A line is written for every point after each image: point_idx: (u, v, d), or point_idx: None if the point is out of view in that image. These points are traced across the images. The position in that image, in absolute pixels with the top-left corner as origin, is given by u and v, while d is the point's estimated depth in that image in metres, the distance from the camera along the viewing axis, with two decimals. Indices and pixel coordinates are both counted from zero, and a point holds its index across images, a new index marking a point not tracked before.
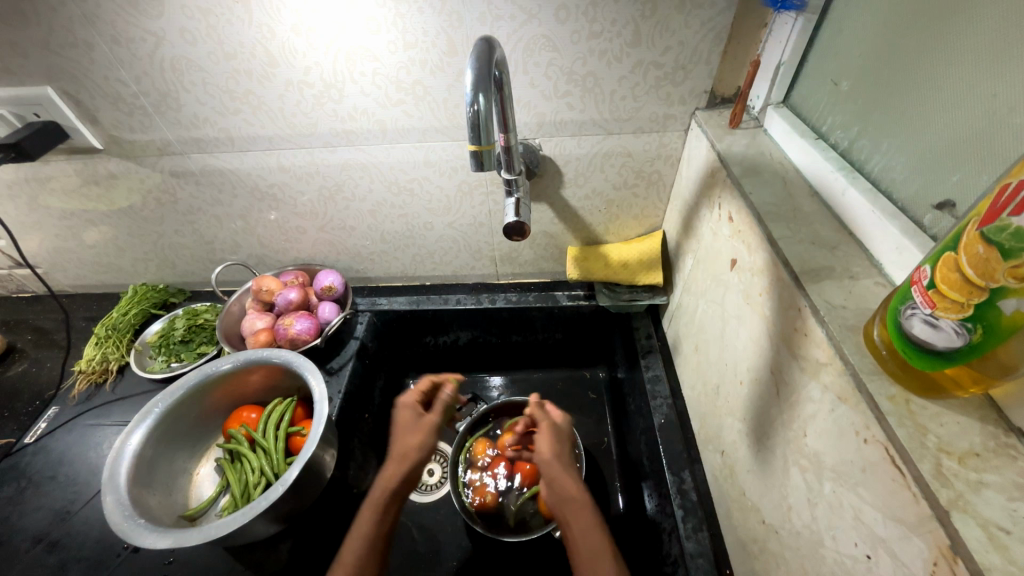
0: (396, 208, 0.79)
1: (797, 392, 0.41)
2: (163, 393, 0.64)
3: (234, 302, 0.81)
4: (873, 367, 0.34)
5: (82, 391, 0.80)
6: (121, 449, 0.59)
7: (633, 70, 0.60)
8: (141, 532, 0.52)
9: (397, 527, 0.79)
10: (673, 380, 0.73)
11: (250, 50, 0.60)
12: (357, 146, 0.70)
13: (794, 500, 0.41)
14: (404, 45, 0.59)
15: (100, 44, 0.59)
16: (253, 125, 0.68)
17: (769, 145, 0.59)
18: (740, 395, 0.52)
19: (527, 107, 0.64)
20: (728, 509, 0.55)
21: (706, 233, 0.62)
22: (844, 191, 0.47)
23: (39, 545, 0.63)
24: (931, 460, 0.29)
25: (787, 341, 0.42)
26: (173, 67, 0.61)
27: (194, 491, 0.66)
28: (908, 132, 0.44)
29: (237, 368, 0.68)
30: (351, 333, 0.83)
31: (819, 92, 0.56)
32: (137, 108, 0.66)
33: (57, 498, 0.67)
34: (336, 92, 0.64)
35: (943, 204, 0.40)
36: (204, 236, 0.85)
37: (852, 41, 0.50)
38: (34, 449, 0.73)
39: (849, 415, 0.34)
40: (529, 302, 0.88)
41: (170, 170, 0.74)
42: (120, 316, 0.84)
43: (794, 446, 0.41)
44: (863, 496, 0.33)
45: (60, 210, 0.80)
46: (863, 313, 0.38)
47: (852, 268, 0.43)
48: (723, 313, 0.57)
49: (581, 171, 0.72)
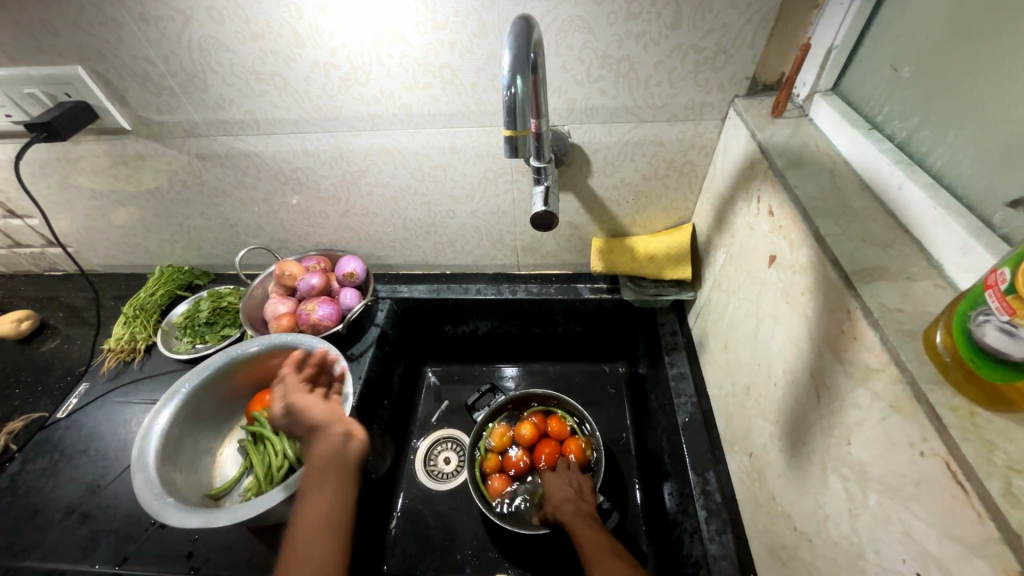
0: (419, 195, 0.78)
1: (841, 398, 0.39)
2: (189, 375, 0.65)
3: (257, 285, 0.81)
4: (934, 376, 0.32)
5: (110, 368, 0.82)
6: (149, 428, 0.60)
7: (671, 54, 0.57)
8: (170, 512, 0.53)
9: (414, 514, 0.79)
10: (698, 378, 0.71)
11: (277, 30, 0.58)
12: (382, 130, 0.68)
13: (831, 509, 0.40)
14: (433, 26, 0.57)
15: (129, 22, 0.59)
16: (278, 107, 0.67)
17: (815, 135, 0.55)
18: (774, 397, 0.50)
19: (557, 92, 0.62)
20: (755, 513, 0.53)
21: (741, 227, 0.59)
22: (900, 186, 0.44)
23: (71, 515, 0.65)
24: (1000, 478, 0.27)
25: (832, 343, 0.40)
26: (201, 47, 0.61)
27: (217, 471, 0.67)
28: (977, 122, 0.41)
29: (261, 352, 0.69)
30: (372, 320, 0.83)
31: (875, 79, 0.52)
32: (164, 88, 0.66)
33: (88, 472, 0.69)
34: (363, 75, 0.62)
35: (1017, 202, 0.37)
36: (228, 219, 0.85)
37: (917, 22, 0.47)
38: (66, 423, 0.75)
39: (904, 425, 0.32)
40: (550, 293, 0.86)
41: (197, 152, 0.74)
42: (147, 296, 0.86)
43: (834, 453, 0.40)
44: (915, 511, 0.31)
45: (89, 190, 0.81)
46: (921, 317, 0.36)
47: (909, 269, 0.40)
48: (757, 311, 0.54)
49: (610, 160, 0.70)
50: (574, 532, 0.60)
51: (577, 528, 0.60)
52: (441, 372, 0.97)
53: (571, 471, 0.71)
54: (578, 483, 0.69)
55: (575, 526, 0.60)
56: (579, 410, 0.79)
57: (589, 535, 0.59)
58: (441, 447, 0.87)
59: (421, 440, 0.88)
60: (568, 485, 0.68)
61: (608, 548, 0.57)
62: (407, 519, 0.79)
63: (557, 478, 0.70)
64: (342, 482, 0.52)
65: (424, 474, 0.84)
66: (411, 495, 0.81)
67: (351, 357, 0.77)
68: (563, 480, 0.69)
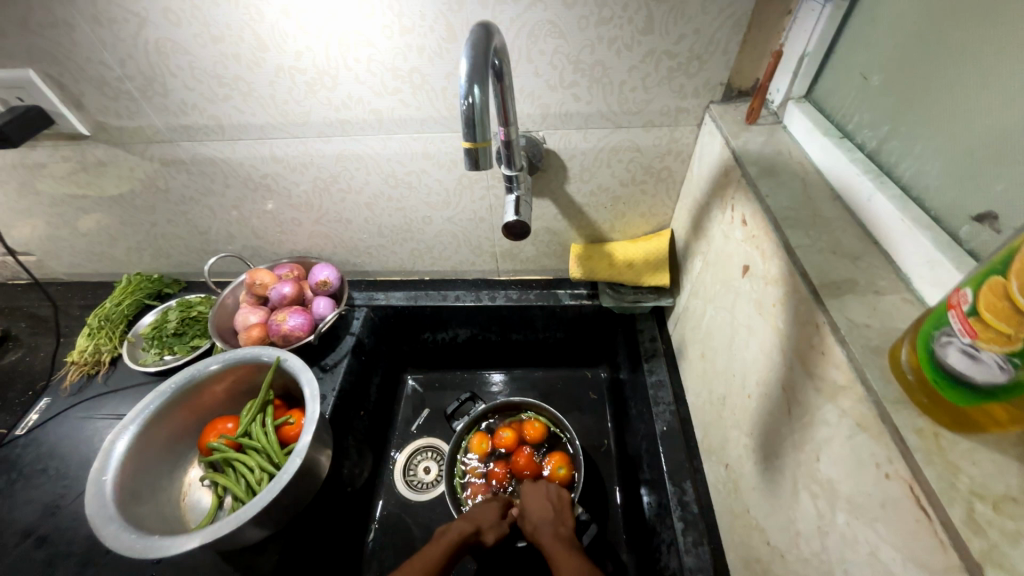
0: (394, 201, 0.76)
1: (811, 413, 0.38)
2: (116, 430, 0.59)
3: (228, 295, 0.79)
4: (899, 397, 0.31)
5: (73, 382, 0.78)
6: (97, 496, 0.54)
7: (644, 60, 0.56)
8: (161, 543, 0.51)
9: (392, 525, 0.77)
10: (677, 385, 0.70)
11: (238, 33, 0.56)
12: (353, 136, 0.66)
13: (803, 526, 0.39)
14: (400, 30, 0.56)
15: (81, 24, 0.56)
16: (243, 112, 0.64)
17: (788, 142, 0.55)
18: (748, 409, 0.49)
19: (531, 97, 0.61)
20: (731, 525, 0.52)
21: (717, 235, 0.59)
22: (870, 197, 0.44)
23: (27, 539, 0.62)
24: (962, 505, 0.27)
25: (802, 357, 0.40)
26: (159, 50, 0.58)
27: (189, 514, 0.64)
28: (944, 135, 0.41)
29: (195, 379, 0.65)
30: (347, 328, 0.81)
31: (846, 86, 0.52)
32: (123, 93, 0.63)
33: (47, 492, 0.66)
34: (329, 79, 0.60)
35: (983, 216, 0.37)
36: (197, 226, 0.82)
37: (886, 31, 0.46)
38: (25, 441, 0.72)
39: (870, 446, 0.32)
40: (530, 300, 0.85)
41: (161, 158, 0.71)
42: (113, 306, 0.83)
43: (805, 469, 0.39)
44: (881, 533, 0.31)
45: (50, 197, 0.78)
46: (889, 333, 0.35)
47: (877, 283, 0.39)
48: (732, 321, 0.54)
49: (587, 166, 0.69)
50: (554, 562, 0.58)
51: (554, 553, 0.58)
52: (421, 379, 0.95)
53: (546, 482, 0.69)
54: (556, 498, 0.67)
55: (554, 554, 0.58)
56: (548, 410, 0.78)
57: (565, 558, 0.57)
58: (420, 456, 0.85)
59: (399, 451, 0.85)
60: (546, 501, 0.66)
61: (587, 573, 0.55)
62: (385, 531, 0.77)
63: (534, 494, 0.67)
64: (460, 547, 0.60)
65: (403, 484, 0.82)
66: (389, 506, 0.79)
67: (325, 368, 0.75)
68: (540, 491, 0.68)
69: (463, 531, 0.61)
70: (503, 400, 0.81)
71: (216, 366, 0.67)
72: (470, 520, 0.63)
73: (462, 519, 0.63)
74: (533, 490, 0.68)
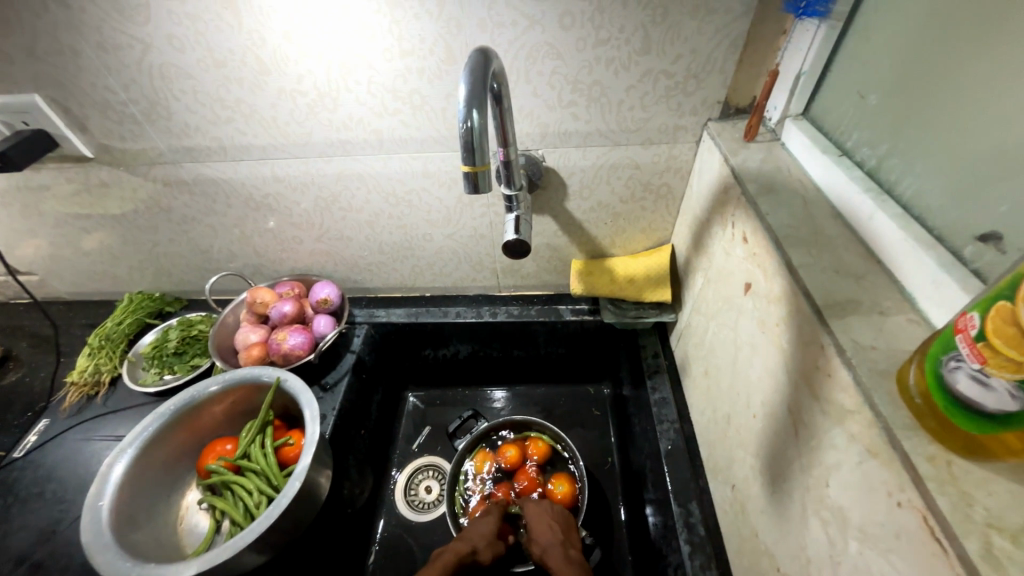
0: (394, 219, 0.76)
1: (819, 437, 0.37)
2: (114, 454, 0.58)
3: (228, 314, 0.78)
4: (908, 423, 0.30)
5: (72, 403, 0.78)
6: (93, 523, 0.53)
7: (642, 79, 0.57)
8: (156, 572, 0.50)
9: (393, 547, 0.76)
10: (681, 403, 0.69)
11: (240, 57, 0.57)
12: (353, 155, 0.67)
13: (813, 553, 0.38)
14: (400, 53, 0.56)
15: (86, 50, 0.57)
16: (245, 134, 0.65)
17: (787, 159, 0.55)
18: (753, 429, 0.49)
19: (530, 116, 0.61)
20: (739, 549, 0.51)
21: (717, 251, 0.58)
22: (871, 215, 0.44)
23: (22, 566, 0.61)
24: (978, 537, 0.26)
25: (807, 378, 0.39)
26: (162, 75, 0.59)
27: (186, 539, 0.63)
28: (944, 154, 0.41)
29: (195, 400, 0.65)
30: (348, 346, 0.81)
31: (844, 104, 0.52)
32: (127, 116, 0.64)
33: (43, 517, 0.65)
34: (330, 101, 0.61)
35: (987, 236, 0.36)
36: (199, 245, 0.82)
37: (883, 50, 0.47)
38: (22, 464, 0.71)
39: (880, 473, 0.31)
40: (531, 316, 0.85)
41: (163, 179, 0.72)
42: (114, 326, 0.82)
43: (814, 494, 0.38)
44: (894, 564, 0.30)
45: (53, 217, 0.79)
46: (895, 355, 0.35)
47: (882, 302, 0.39)
48: (735, 338, 0.53)
49: (587, 183, 0.69)
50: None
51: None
52: (422, 396, 0.94)
53: (552, 503, 0.68)
54: (563, 520, 0.65)
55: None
56: (552, 429, 0.77)
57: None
58: (421, 476, 0.83)
59: (400, 470, 0.84)
60: (553, 523, 0.64)
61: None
62: (386, 553, 0.75)
63: (541, 515, 0.66)
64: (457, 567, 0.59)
65: (404, 504, 0.80)
66: (389, 527, 0.78)
67: (325, 387, 0.74)
68: (546, 511, 0.66)
69: (458, 551, 0.60)
70: (506, 418, 0.80)
71: (215, 387, 0.66)
72: (465, 539, 0.63)
73: (457, 540, 0.63)
74: (540, 510, 0.66)
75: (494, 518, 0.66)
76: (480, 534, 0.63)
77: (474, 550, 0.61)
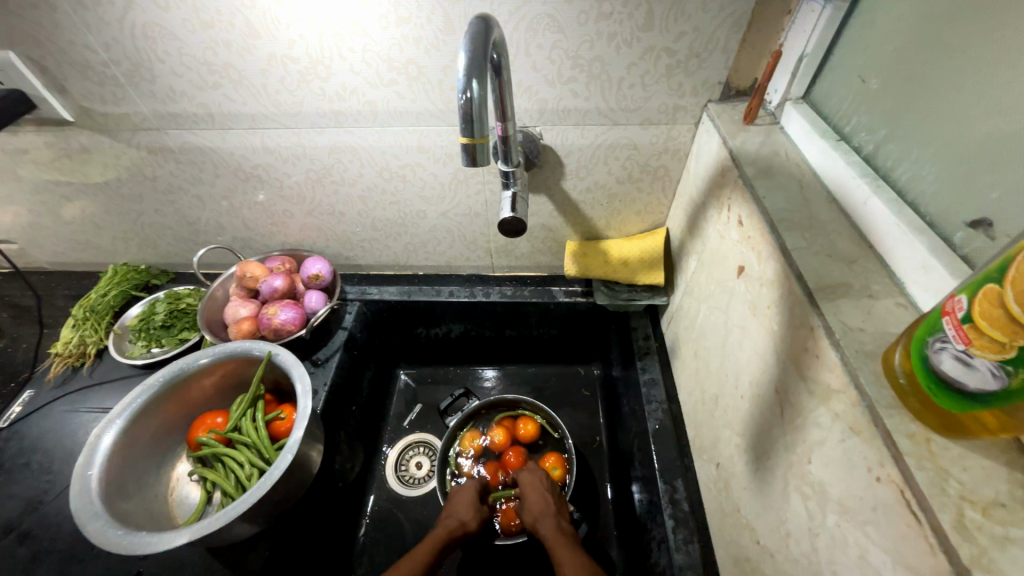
0: (388, 195, 0.75)
1: (804, 416, 0.39)
2: (102, 425, 0.58)
3: (217, 287, 0.77)
4: (892, 402, 0.31)
5: (57, 374, 0.77)
6: (82, 491, 0.53)
7: (643, 56, 0.56)
8: (149, 539, 0.50)
9: (384, 519, 0.77)
10: (670, 384, 0.70)
11: (228, 19, 0.55)
12: (346, 127, 0.65)
13: (793, 526, 0.39)
14: (396, 20, 0.54)
15: (63, 6, 0.54)
16: (234, 101, 0.63)
17: (785, 143, 0.55)
18: (740, 409, 0.50)
19: (528, 92, 0.60)
20: (721, 524, 0.53)
21: (712, 234, 0.59)
22: (866, 201, 0.44)
23: (10, 535, 0.61)
24: (953, 510, 0.27)
25: (796, 360, 0.40)
26: (145, 34, 0.57)
27: (177, 510, 0.63)
28: (940, 140, 0.41)
29: (184, 373, 0.64)
30: (339, 322, 0.80)
31: (844, 89, 0.52)
32: (108, 78, 0.61)
33: (30, 487, 0.65)
34: (323, 69, 0.59)
35: (978, 223, 0.37)
36: (186, 216, 0.80)
37: (884, 34, 0.46)
38: (7, 435, 0.70)
39: (862, 449, 0.32)
40: (524, 296, 0.85)
41: (148, 146, 0.69)
42: (98, 297, 0.81)
43: (796, 470, 0.39)
44: (871, 536, 0.31)
45: (32, 183, 0.76)
46: (882, 337, 0.35)
47: (872, 286, 0.40)
48: (726, 321, 0.54)
49: (584, 163, 0.68)
50: (554, 557, 0.58)
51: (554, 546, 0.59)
52: (413, 374, 0.94)
53: (547, 475, 0.68)
54: (555, 493, 0.66)
55: (556, 549, 0.58)
56: (543, 409, 0.78)
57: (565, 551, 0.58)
58: (412, 452, 0.84)
59: (391, 447, 0.85)
60: (546, 495, 0.65)
61: (589, 571, 0.55)
62: (377, 525, 0.77)
63: (534, 485, 0.67)
64: (447, 541, 0.61)
65: (395, 479, 0.81)
66: (380, 501, 0.79)
67: (316, 362, 0.74)
68: (540, 482, 0.67)
69: (448, 527, 0.62)
70: (496, 397, 0.81)
71: (206, 360, 0.66)
72: (453, 514, 0.64)
73: (445, 516, 0.64)
74: (533, 481, 0.67)
75: (472, 487, 0.67)
76: (464, 507, 0.65)
77: (462, 523, 0.63)
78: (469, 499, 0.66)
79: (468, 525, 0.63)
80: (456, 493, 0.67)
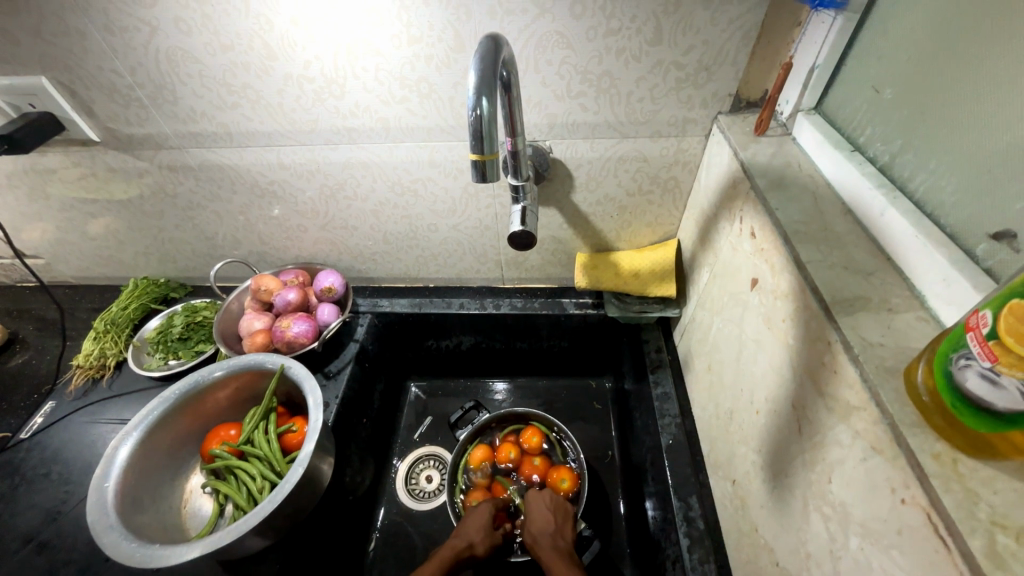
0: (399, 209, 0.76)
1: (822, 433, 0.37)
2: (119, 436, 0.59)
3: (233, 300, 0.78)
4: (916, 420, 0.30)
5: (78, 386, 0.78)
6: (97, 502, 0.54)
7: (652, 70, 0.56)
8: (161, 553, 0.51)
9: (394, 533, 0.77)
10: (683, 398, 0.69)
11: (248, 42, 0.57)
12: (360, 144, 0.67)
13: (813, 548, 0.38)
14: (408, 40, 0.56)
15: (93, 32, 0.57)
16: (251, 120, 0.65)
17: (798, 155, 0.55)
18: (756, 424, 0.48)
19: (538, 107, 0.61)
20: (738, 543, 0.51)
21: (725, 246, 0.58)
22: (882, 212, 0.43)
23: (28, 545, 0.62)
24: (984, 536, 0.26)
25: (813, 375, 0.39)
26: (169, 58, 0.59)
27: (190, 523, 0.63)
28: (959, 151, 0.40)
29: (200, 385, 0.65)
30: (351, 335, 0.81)
31: (857, 99, 0.51)
32: (133, 100, 0.64)
33: (49, 498, 0.66)
34: (338, 88, 0.60)
35: (1001, 234, 0.36)
36: (204, 231, 0.82)
37: (898, 44, 0.46)
38: (29, 445, 0.72)
39: (885, 469, 0.31)
40: (534, 308, 0.84)
41: (169, 164, 0.71)
42: (119, 310, 0.83)
43: (815, 490, 0.38)
44: (897, 561, 0.30)
45: (59, 201, 0.79)
46: (903, 352, 0.34)
47: (891, 300, 0.39)
48: (740, 334, 0.53)
49: (594, 176, 0.68)
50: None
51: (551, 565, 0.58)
52: (424, 387, 0.94)
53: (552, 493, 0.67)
54: (560, 510, 0.65)
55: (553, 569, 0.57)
56: (553, 422, 0.77)
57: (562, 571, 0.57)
58: (422, 465, 0.84)
59: (401, 460, 0.85)
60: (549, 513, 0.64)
61: None
62: (387, 540, 0.76)
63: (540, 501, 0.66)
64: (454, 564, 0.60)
65: (405, 493, 0.81)
66: (390, 515, 0.78)
67: (328, 375, 0.75)
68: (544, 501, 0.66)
69: (454, 548, 0.60)
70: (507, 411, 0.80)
71: (220, 373, 0.67)
72: (462, 535, 0.63)
73: (455, 535, 0.63)
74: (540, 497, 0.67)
75: (487, 510, 0.66)
76: (477, 529, 0.63)
77: (470, 545, 0.61)
78: (482, 521, 0.64)
79: (477, 549, 0.62)
80: (471, 513, 0.66)
